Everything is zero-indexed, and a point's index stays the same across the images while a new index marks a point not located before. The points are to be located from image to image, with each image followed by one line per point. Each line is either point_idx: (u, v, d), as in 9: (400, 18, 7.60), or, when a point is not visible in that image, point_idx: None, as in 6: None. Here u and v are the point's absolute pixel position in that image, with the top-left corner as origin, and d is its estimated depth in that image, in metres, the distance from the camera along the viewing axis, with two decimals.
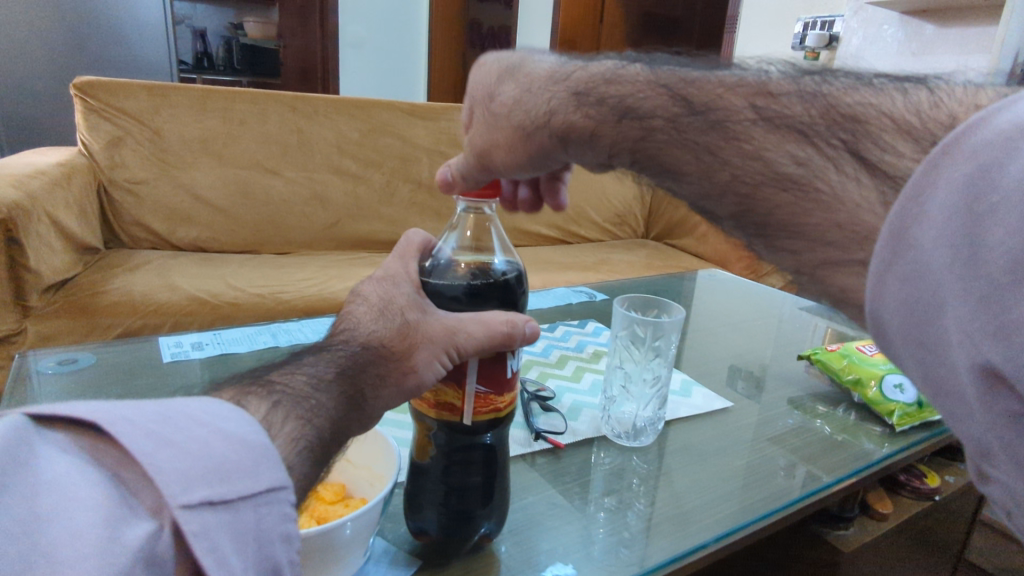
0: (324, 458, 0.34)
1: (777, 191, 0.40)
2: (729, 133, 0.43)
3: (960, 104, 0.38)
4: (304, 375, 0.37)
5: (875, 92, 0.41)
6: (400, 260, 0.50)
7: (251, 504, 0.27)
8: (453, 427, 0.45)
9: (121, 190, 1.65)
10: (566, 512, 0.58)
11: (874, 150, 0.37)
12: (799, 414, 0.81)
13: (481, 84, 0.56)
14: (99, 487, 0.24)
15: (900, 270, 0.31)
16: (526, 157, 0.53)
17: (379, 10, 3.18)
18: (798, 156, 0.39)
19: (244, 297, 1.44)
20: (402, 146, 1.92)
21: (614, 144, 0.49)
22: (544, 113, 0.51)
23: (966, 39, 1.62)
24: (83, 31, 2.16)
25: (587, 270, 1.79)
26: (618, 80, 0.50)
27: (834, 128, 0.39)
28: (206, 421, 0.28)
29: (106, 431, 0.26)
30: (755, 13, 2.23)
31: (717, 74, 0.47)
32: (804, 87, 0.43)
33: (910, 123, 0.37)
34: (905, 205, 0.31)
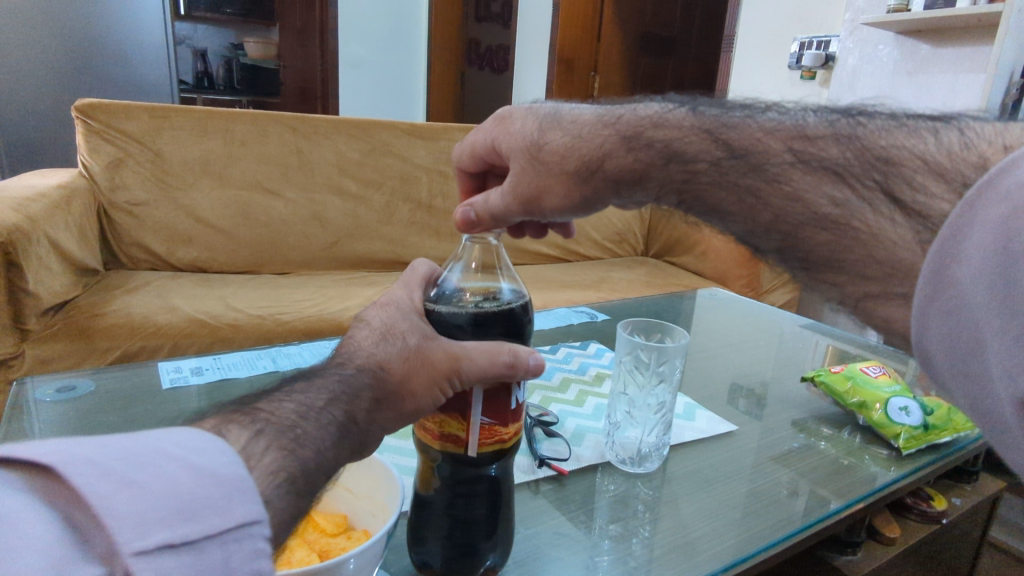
0: (313, 491, 0.30)
1: (816, 230, 0.42)
2: (769, 175, 0.45)
3: (990, 144, 0.39)
4: (292, 404, 0.34)
5: (909, 133, 0.43)
6: (406, 292, 0.50)
7: (218, 542, 0.24)
8: (458, 459, 0.45)
9: (120, 212, 1.65)
10: (572, 542, 0.58)
11: (907, 191, 0.39)
12: (804, 436, 0.80)
13: (514, 133, 0.55)
14: (45, 534, 0.21)
15: (941, 305, 0.32)
16: (582, 201, 0.53)
17: (378, 31, 3.21)
18: (835, 198, 0.42)
19: (244, 318, 1.43)
20: (402, 166, 1.93)
21: (662, 186, 0.51)
22: (599, 158, 0.51)
23: (961, 58, 1.63)
24: (84, 52, 2.17)
25: (588, 288, 1.79)
26: (665, 124, 0.51)
27: (869, 169, 0.41)
28: (179, 455, 0.26)
29: (55, 469, 0.23)
30: (752, 33, 2.25)
31: (757, 117, 0.48)
32: (839, 129, 0.45)
33: (942, 164, 0.39)
34: (944, 242, 0.32)
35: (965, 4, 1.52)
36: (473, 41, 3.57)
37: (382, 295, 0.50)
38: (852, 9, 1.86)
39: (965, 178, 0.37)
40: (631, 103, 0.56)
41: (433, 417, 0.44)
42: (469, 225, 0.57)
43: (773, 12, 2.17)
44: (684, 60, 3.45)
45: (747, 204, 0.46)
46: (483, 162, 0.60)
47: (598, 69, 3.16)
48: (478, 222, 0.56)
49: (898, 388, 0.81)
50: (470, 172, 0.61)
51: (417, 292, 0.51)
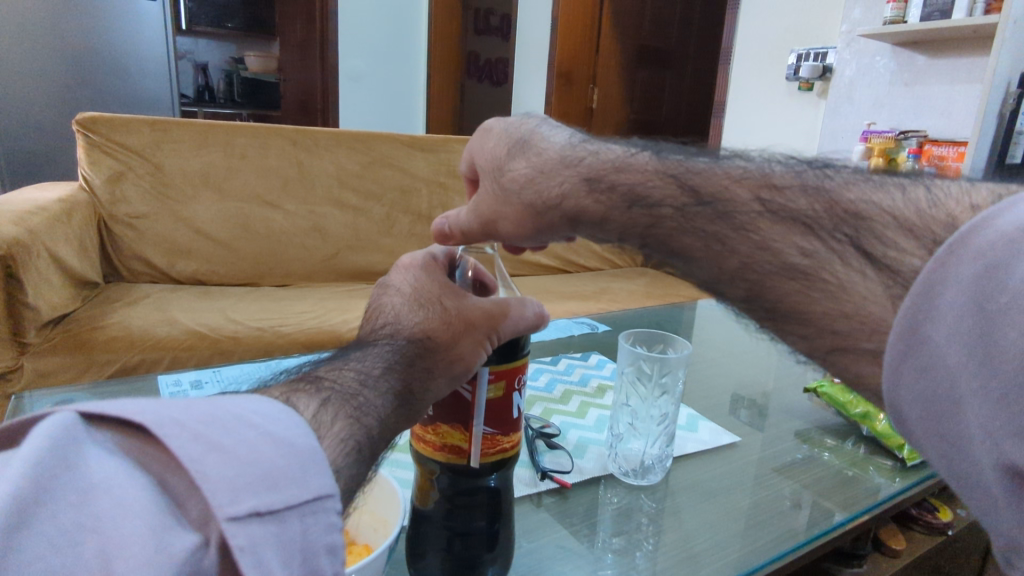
0: (373, 461, 0.32)
1: (784, 281, 0.41)
2: (737, 224, 0.44)
3: (958, 203, 0.38)
4: (352, 371, 0.36)
5: (877, 186, 0.42)
6: (430, 254, 0.48)
7: (297, 513, 0.25)
8: (458, 469, 0.43)
9: (120, 225, 1.65)
10: (576, 556, 0.57)
11: (878, 246, 0.38)
12: (807, 447, 0.80)
13: (487, 154, 0.55)
14: (145, 495, 0.23)
15: (915, 364, 0.31)
16: (537, 232, 0.53)
17: (378, 43, 3.24)
18: (805, 249, 0.41)
19: (244, 330, 1.43)
20: (403, 178, 1.94)
21: (623, 229, 0.49)
22: (556, 196, 0.51)
23: (958, 69, 1.64)
24: (86, 65, 2.19)
25: (588, 300, 1.79)
26: (628, 169, 0.50)
27: (839, 223, 0.40)
28: (257, 424, 0.27)
29: (153, 433, 0.25)
30: (749, 44, 2.27)
31: (723, 165, 0.47)
32: (806, 180, 0.44)
33: (911, 220, 0.38)
34: (915, 301, 0.32)
35: (960, 16, 1.53)
36: (473, 55, 3.60)
37: (406, 257, 0.48)
38: (849, 20, 1.88)
39: (931, 239, 0.36)
40: (599, 140, 0.55)
41: (432, 428, 0.42)
42: (443, 238, 0.56)
43: (769, 24, 2.18)
44: (682, 70, 3.47)
45: (716, 252, 0.44)
46: (483, 175, 0.58)
47: (596, 80, 3.17)
48: (450, 236, 0.56)
49: None
50: (472, 179, 0.60)
51: (440, 258, 0.50)
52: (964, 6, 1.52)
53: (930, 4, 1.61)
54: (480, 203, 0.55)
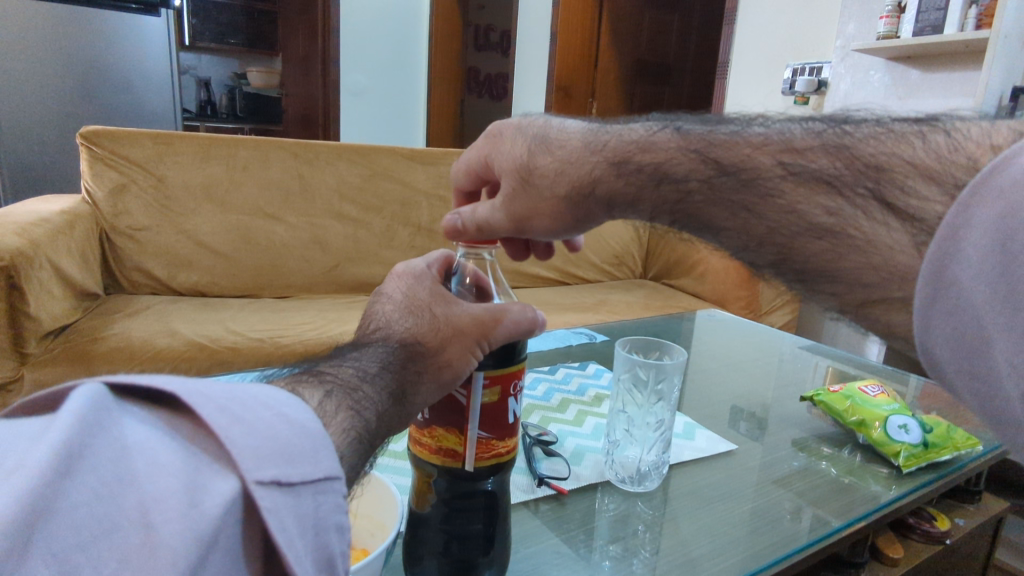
0: (369, 452, 0.32)
1: (811, 240, 0.41)
2: (762, 191, 0.44)
3: (977, 145, 0.37)
4: (351, 368, 0.36)
5: (897, 140, 0.40)
6: (425, 263, 0.50)
7: (311, 490, 0.25)
8: (454, 474, 0.44)
9: (122, 238, 1.66)
10: (571, 560, 0.57)
11: (901, 196, 0.37)
12: (805, 456, 0.80)
13: (506, 156, 0.55)
14: (177, 456, 0.23)
15: (943, 305, 0.32)
16: (572, 222, 0.54)
17: (380, 60, 3.28)
18: (830, 208, 0.40)
19: (243, 341, 1.43)
20: (403, 190, 1.95)
21: (654, 208, 0.50)
22: (588, 182, 0.52)
23: (951, 82, 1.66)
24: (90, 82, 2.21)
25: (587, 311, 1.80)
26: (652, 147, 0.51)
27: (861, 178, 0.40)
28: (271, 404, 0.26)
29: (182, 402, 0.24)
30: (744, 61, 2.30)
31: (745, 133, 0.47)
32: (827, 139, 0.43)
33: (931, 167, 0.37)
34: (940, 244, 0.32)
35: (953, 31, 1.55)
36: (472, 70, 3.60)
37: (400, 265, 0.49)
38: (842, 36, 1.90)
39: (954, 181, 0.35)
40: (613, 124, 0.56)
41: (429, 430, 0.43)
42: (456, 235, 0.55)
43: (765, 40, 2.21)
44: (679, 87, 3.50)
45: (745, 220, 0.45)
46: (476, 176, 0.60)
47: (595, 96, 3.21)
48: (463, 232, 0.55)
49: (897, 406, 0.80)
50: (469, 189, 0.62)
51: (434, 268, 0.51)
52: (955, 21, 1.55)
53: (921, 20, 1.62)
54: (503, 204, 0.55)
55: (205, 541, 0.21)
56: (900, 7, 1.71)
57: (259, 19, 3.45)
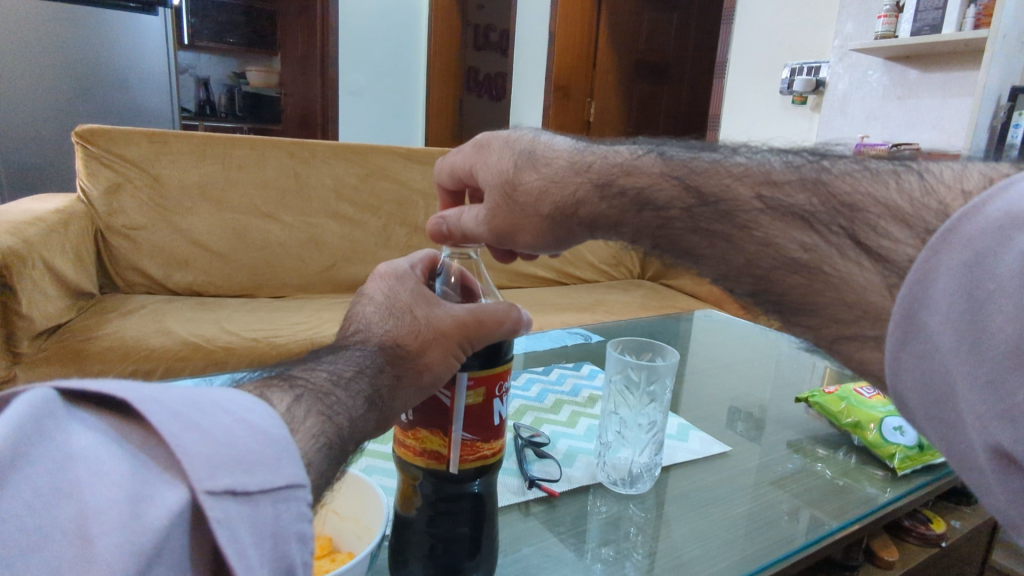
0: (341, 459, 0.32)
1: (788, 275, 0.40)
2: (739, 222, 0.42)
3: (950, 188, 0.36)
4: (324, 372, 0.35)
5: (873, 178, 0.40)
6: (408, 263, 0.49)
7: (270, 498, 0.24)
8: (439, 475, 0.43)
9: (117, 237, 1.66)
10: (560, 563, 0.57)
11: (872, 236, 0.36)
12: (800, 458, 0.79)
13: (491, 166, 0.55)
14: (124, 464, 0.22)
15: (912, 350, 0.31)
16: (553, 239, 0.53)
17: (379, 59, 3.28)
18: (805, 243, 0.39)
19: (238, 341, 1.43)
20: (400, 190, 1.94)
21: (637, 231, 0.49)
22: (572, 205, 0.51)
23: (949, 83, 1.66)
24: (87, 80, 2.20)
25: (584, 311, 1.80)
26: (637, 171, 0.49)
27: (835, 214, 0.39)
28: (232, 410, 0.26)
29: (134, 409, 0.24)
30: (743, 59, 2.28)
31: (726, 162, 0.46)
32: (805, 173, 0.42)
33: (903, 210, 0.36)
34: (911, 288, 0.31)
35: (951, 30, 1.54)
36: (472, 69, 3.57)
37: (383, 265, 0.49)
38: (841, 36, 1.90)
39: (924, 227, 0.35)
40: (598, 143, 0.55)
41: (413, 432, 0.42)
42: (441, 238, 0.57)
43: (763, 39, 2.20)
44: (679, 85, 3.49)
45: (721, 250, 0.43)
46: (460, 182, 0.60)
47: (594, 94, 3.20)
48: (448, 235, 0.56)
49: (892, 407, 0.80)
50: (454, 190, 0.62)
51: (419, 268, 0.50)
52: (954, 20, 1.54)
53: (920, 19, 1.62)
54: (483, 212, 0.54)
55: (146, 553, 0.20)
56: (899, 6, 1.70)
57: (258, 18, 3.44)
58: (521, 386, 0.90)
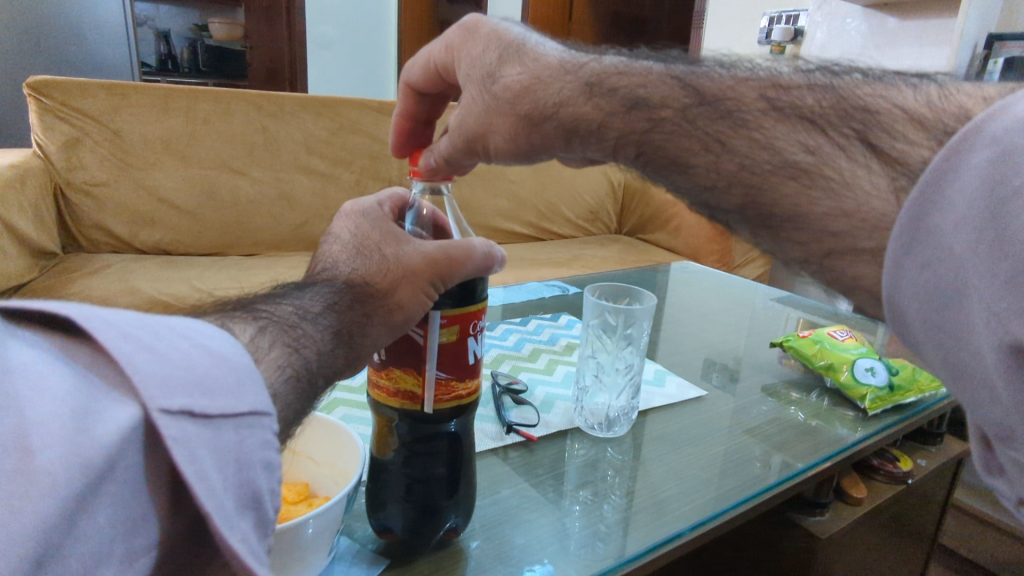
0: (311, 393, 0.31)
1: (785, 181, 0.38)
2: (738, 122, 0.41)
3: (970, 97, 0.37)
4: (289, 306, 0.34)
5: (884, 86, 0.40)
6: (376, 201, 0.47)
7: (233, 424, 0.24)
8: (413, 415, 0.42)
9: (78, 194, 1.59)
10: (540, 505, 0.57)
11: (885, 138, 0.36)
12: (774, 402, 0.80)
13: (475, 58, 0.51)
14: (69, 381, 0.21)
15: (921, 255, 0.31)
16: (525, 145, 0.51)
17: (347, 10, 3.17)
18: (809, 144, 0.38)
19: (208, 300, 1.40)
20: (372, 144, 1.89)
21: (621, 135, 0.46)
22: (554, 104, 0.48)
23: (925, 30, 1.64)
24: (38, 31, 2.03)
25: (562, 266, 1.80)
26: (630, 71, 0.47)
27: (846, 118, 0.38)
28: (190, 335, 0.25)
29: (80, 328, 0.23)
30: (721, 8, 2.24)
31: (727, 70, 0.45)
32: (814, 80, 0.42)
33: (922, 114, 0.36)
34: (923, 190, 0.31)
35: None
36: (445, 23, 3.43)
37: (350, 203, 0.47)
38: None
39: (943, 128, 0.35)
40: (586, 49, 0.53)
41: (386, 372, 0.41)
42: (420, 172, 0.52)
43: None
44: (656, 37, 3.43)
45: (713, 161, 0.42)
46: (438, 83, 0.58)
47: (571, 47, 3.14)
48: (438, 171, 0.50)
49: (864, 350, 0.82)
50: (424, 95, 0.59)
51: (388, 206, 0.48)
52: None
53: None
54: (463, 119, 0.52)
55: (96, 470, 0.20)
56: None
57: None
58: (498, 336, 0.90)
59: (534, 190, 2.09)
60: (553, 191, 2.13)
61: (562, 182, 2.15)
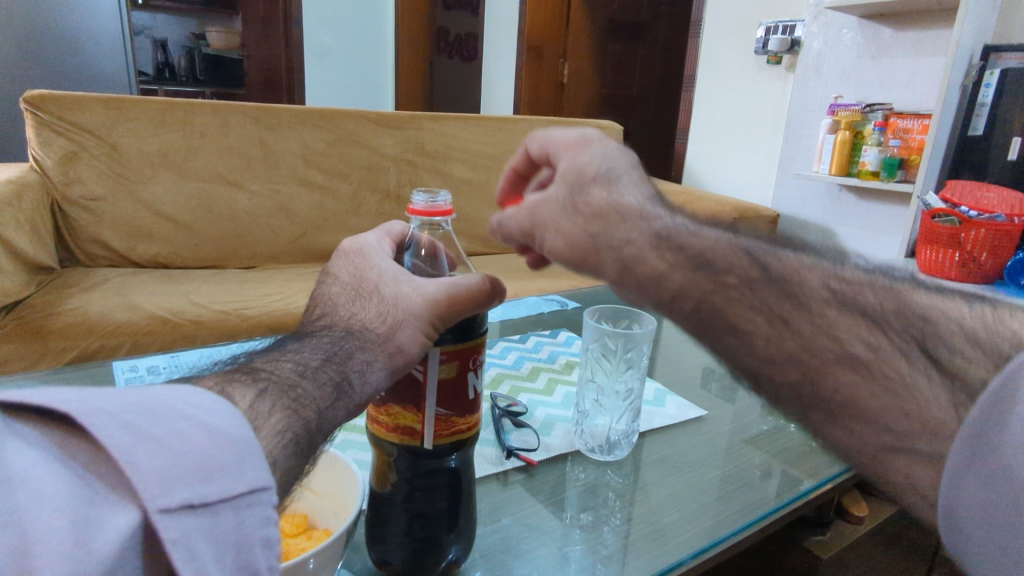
0: (310, 453, 0.32)
1: (843, 371, 0.41)
2: (805, 307, 0.43)
3: (1016, 327, 0.42)
4: (289, 362, 0.35)
5: (938, 299, 0.45)
6: (375, 238, 0.47)
7: (232, 507, 0.25)
8: (414, 452, 0.42)
9: (76, 208, 1.58)
10: (542, 532, 0.56)
11: (942, 352, 0.40)
12: (773, 419, 0.80)
13: (576, 162, 0.51)
14: (67, 485, 0.22)
15: (979, 471, 0.32)
16: (577, 260, 0.49)
17: (343, 19, 3.18)
18: (870, 343, 0.41)
19: (207, 314, 1.39)
20: (369, 156, 1.89)
21: (678, 290, 0.45)
22: (622, 242, 0.47)
23: (921, 42, 1.66)
24: (36, 43, 2.02)
25: (561, 277, 1.79)
26: (699, 237, 0.47)
27: (904, 327, 0.42)
28: (189, 413, 0.26)
29: (78, 422, 0.23)
30: (717, 18, 2.24)
31: (795, 257, 0.47)
32: (872, 282, 0.46)
33: (975, 335, 0.41)
34: (982, 407, 0.32)
35: None
36: (441, 30, 3.42)
37: (349, 240, 0.47)
38: None
39: (997, 353, 0.40)
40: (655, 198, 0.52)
41: (386, 409, 0.41)
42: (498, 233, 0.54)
43: None
44: (654, 42, 3.31)
45: (779, 335, 0.43)
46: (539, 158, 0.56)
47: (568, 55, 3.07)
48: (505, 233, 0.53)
49: None
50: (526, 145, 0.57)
51: (387, 243, 0.48)
52: None
53: None
54: (539, 206, 0.50)
55: None
56: None
57: None
58: (497, 354, 0.89)
59: None
60: None
61: None
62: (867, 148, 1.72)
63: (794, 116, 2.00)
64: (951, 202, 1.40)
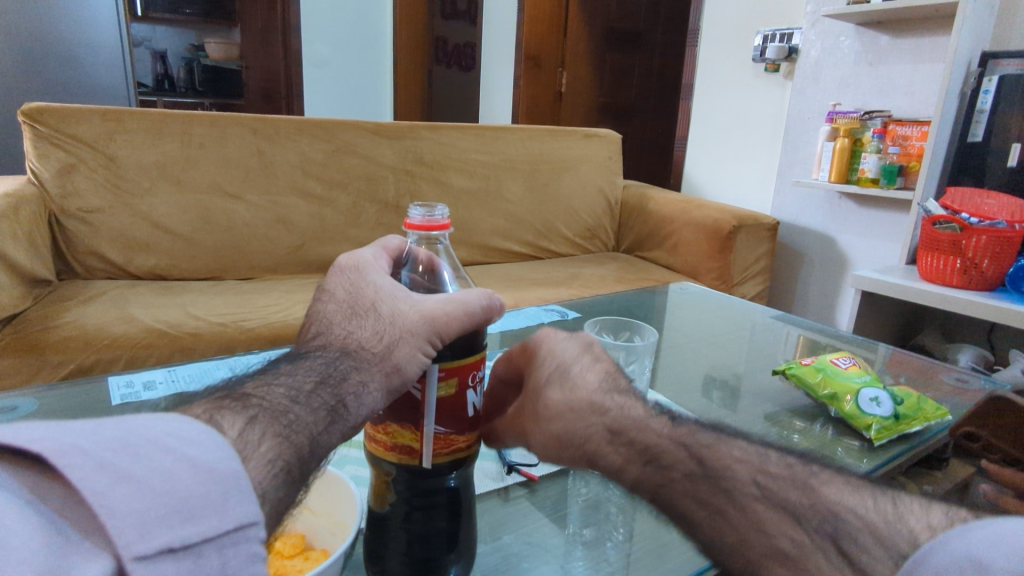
0: (302, 481, 0.31)
1: (774, 566, 0.39)
2: (736, 501, 0.42)
3: (918, 521, 0.39)
4: (281, 388, 0.34)
5: (851, 490, 0.42)
6: (372, 254, 0.46)
7: (215, 546, 0.24)
8: (413, 471, 0.41)
9: (73, 221, 1.58)
10: (543, 550, 0.55)
11: (853, 545, 0.38)
12: (776, 430, 0.79)
13: (534, 364, 0.51)
14: (38, 531, 0.21)
15: None
16: (553, 456, 0.50)
17: (342, 29, 3.18)
18: (795, 539, 0.39)
19: (205, 327, 1.38)
20: (368, 166, 1.88)
21: (636, 484, 0.46)
22: (581, 439, 0.48)
23: (920, 48, 1.66)
24: (35, 56, 2.03)
25: (561, 286, 1.78)
26: (647, 428, 0.47)
27: (821, 522, 0.40)
28: (172, 447, 0.26)
29: (53, 463, 0.23)
30: (715, 26, 2.25)
31: (730, 443, 0.46)
32: (796, 472, 0.43)
33: (879, 528, 0.38)
34: None
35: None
36: (440, 40, 3.41)
37: (345, 256, 0.46)
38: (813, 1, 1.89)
39: (897, 550, 0.37)
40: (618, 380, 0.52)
41: (383, 427, 0.40)
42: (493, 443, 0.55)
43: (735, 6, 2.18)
44: (651, 53, 3.33)
45: (715, 524, 0.42)
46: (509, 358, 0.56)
47: (564, 65, 3.10)
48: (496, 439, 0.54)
49: (868, 378, 0.80)
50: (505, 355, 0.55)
51: (384, 257, 0.47)
52: None
53: None
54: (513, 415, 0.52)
55: None
56: None
57: None
58: (497, 366, 0.88)
59: (533, 210, 2.11)
60: (549, 209, 2.14)
61: (558, 200, 2.16)
62: (867, 155, 1.71)
63: (793, 123, 2.00)
64: (952, 209, 1.43)
